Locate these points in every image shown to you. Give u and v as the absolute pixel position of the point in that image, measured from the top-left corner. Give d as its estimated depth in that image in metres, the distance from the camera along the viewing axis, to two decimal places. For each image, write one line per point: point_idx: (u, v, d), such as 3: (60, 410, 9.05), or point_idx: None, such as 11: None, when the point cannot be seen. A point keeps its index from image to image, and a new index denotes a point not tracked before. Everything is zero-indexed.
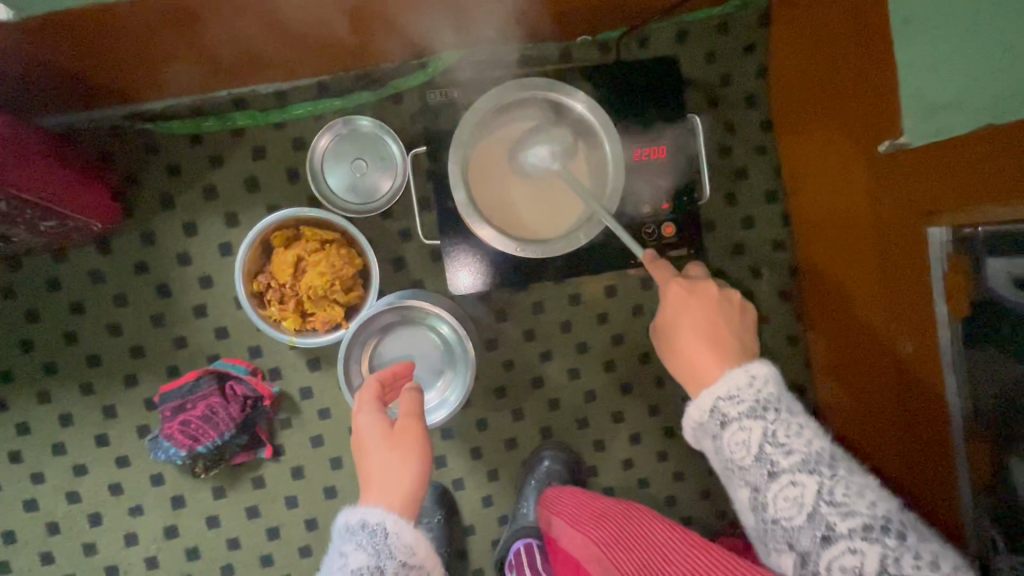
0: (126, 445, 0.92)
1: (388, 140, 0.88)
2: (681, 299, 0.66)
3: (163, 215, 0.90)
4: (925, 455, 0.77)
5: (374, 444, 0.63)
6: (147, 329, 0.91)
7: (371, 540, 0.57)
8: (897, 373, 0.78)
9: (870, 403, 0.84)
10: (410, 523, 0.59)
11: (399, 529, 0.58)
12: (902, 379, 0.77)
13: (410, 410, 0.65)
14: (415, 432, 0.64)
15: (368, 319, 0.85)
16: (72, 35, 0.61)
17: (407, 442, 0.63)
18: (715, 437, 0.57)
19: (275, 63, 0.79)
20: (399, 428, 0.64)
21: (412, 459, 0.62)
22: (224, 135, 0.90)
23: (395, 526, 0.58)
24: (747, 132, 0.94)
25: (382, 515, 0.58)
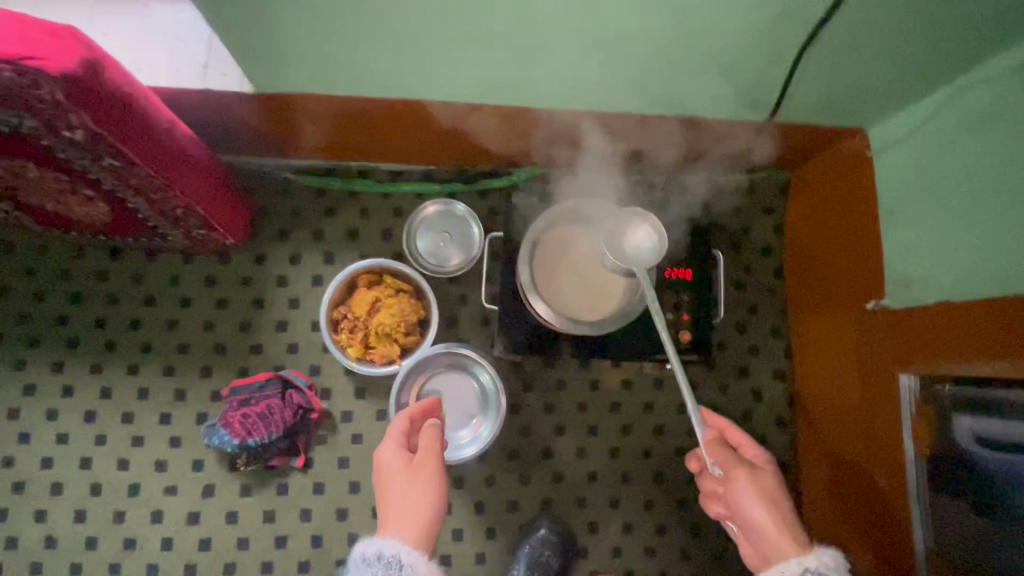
0: (183, 427, 1.04)
1: (471, 222, 1.09)
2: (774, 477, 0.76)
3: (277, 244, 1.11)
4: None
5: (396, 482, 0.74)
6: (234, 331, 1.08)
7: (386, 570, 0.67)
8: (879, 503, 0.87)
9: (854, 529, 0.92)
10: (422, 556, 0.69)
11: (411, 561, 0.67)
12: (883, 508, 0.86)
13: (427, 450, 0.77)
14: (431, 469, 0.75)
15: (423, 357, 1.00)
16: (278, 109, 0.86)
17: (424, 479, 0.74)
18: None
19: (406, 149, 1.03)
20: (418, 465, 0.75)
21: (428, 493, 0.73)
22: (343, 193, 1.13)
23: (409, 558, 0.67)
24: (763, 273, 1.12)
25: (397, 547, 0.68)
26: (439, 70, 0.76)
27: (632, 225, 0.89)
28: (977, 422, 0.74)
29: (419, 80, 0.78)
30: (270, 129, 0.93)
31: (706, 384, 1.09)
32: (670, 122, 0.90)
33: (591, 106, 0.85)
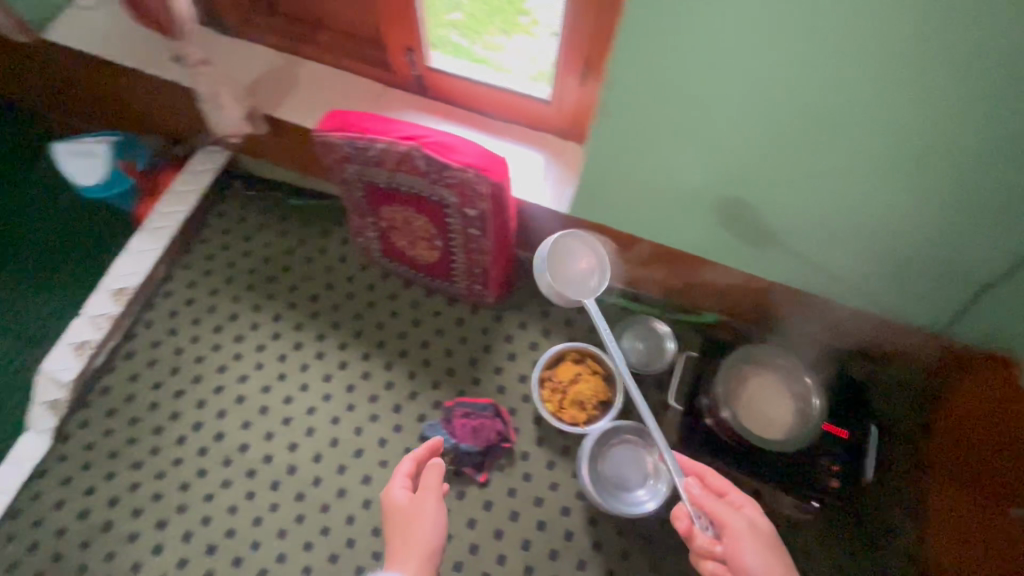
0: (407, 419, 1.37)
1: (668, 341, 1.35)
2: (761, 523, 0.93)
3: (513, 310, 1.48)
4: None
5: (407, 519, 0.99)
6: (464, 363, 1.43)
7: None
8: None
9: None
10: None
11: None
12: None
13: (427, 485, 1.03)
14: (424, 506, 1.00)
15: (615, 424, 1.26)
16: (573, 225, 1.30)
17: (423, 514, 0.99)
18: None
19: (635, 274, 1.40)
20: (417, 499, 1.01)
21: (427, 527, 0.98)
22: (572, 289, 1.49)
23: None
24: (908, 462, 1.26)
25: None
26: (705, 229, 1.15)
27: (569, 256, 1.24)
28: None
29: (680, 226, 1.16)
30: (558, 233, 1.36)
31: (836, 544, 1.21)
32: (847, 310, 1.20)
33: (797, 282, 1.18)
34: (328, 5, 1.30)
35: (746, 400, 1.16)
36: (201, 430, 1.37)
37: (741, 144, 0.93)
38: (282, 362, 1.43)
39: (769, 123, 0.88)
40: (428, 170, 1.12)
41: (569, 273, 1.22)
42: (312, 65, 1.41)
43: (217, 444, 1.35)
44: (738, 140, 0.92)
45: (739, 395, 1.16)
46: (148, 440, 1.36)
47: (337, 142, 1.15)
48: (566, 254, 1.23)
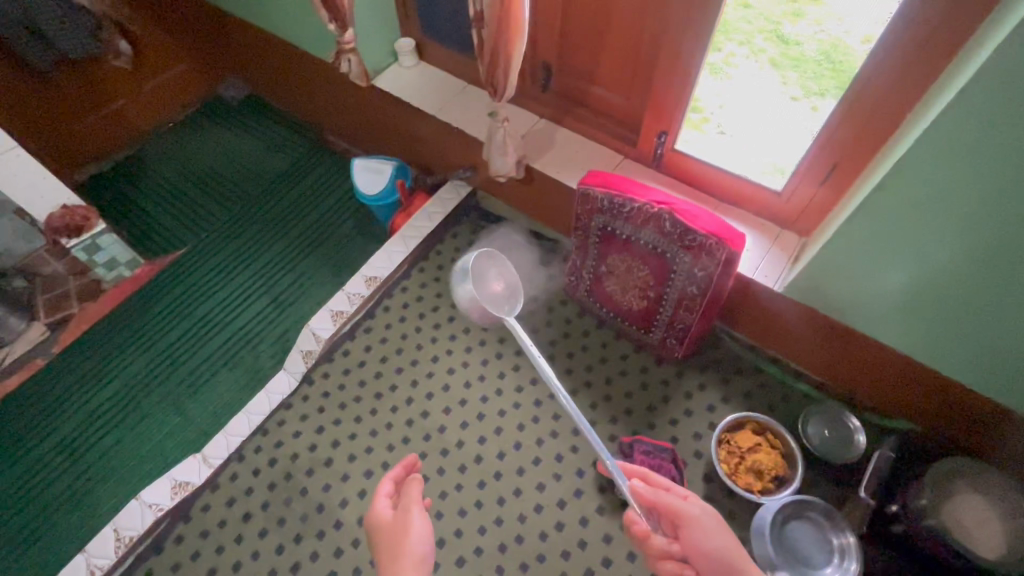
0: (583, 443, 1.51)
1: (854, 436, 1.39)
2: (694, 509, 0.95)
3: (695, 370, 1.59)
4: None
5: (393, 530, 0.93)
6: (642, 407, 1.55)
7: None
8: None
9: None
10: None
11: None
12: None
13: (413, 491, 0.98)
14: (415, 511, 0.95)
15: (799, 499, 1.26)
16: (782, 305, 1.41)
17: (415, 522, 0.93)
18: None
19: (828, 364, 1.46)
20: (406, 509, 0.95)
21: (421, 532, 0.92)
22: (756, 364, 1.57)
23: None
24: None
25: None
26: (930, 336, 1.20)
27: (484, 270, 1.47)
28: None
29: (897, 327, 1.23)
30: (762, 311, 1.48)
31: None
32: None
33: (1023, 409, 1.17)
34: (601, 90, 1.62)
35: (954, 512, 1.15)
36: (410, 405, 1.62)
37: (999, 263, 1.00)
38: (483, 366, 1.66)
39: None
40: (671, 231, 1.33)
41: (485, 290, 1.44)
42: (568, 132, 1.72)
43: (421, 419, 1.59)
44: (994, 258, 1.01)
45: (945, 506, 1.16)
46: (368, 401, 1.64)
47: (597, 194, 1.40)
48: (481, 275, 1.45)
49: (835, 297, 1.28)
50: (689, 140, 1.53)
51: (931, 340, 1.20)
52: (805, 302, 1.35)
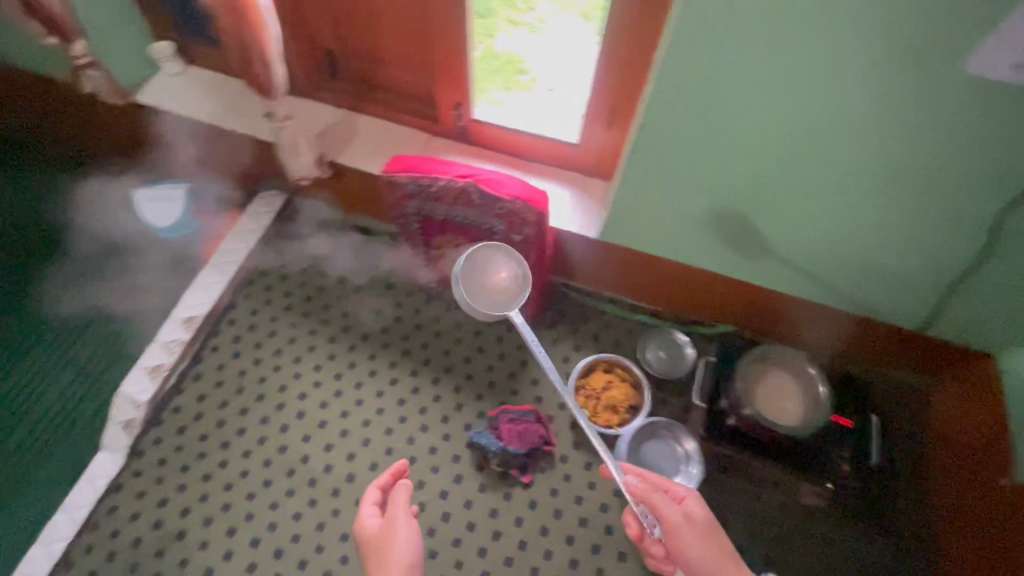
0: (454, 429, 1.50)
1: (683, 349, 1.54)
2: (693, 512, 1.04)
3: (545, 328, 1.65)
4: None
5: (377, 542, 1.02)
6: (503, 377, 1.58)
7: None
8: None
9: None
10: None
11: None
12: None
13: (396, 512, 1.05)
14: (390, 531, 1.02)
15: (646, 424, 1.38)
16: (600, 251, 1.50)
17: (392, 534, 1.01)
18: None
19: (654, 292, 1.58)
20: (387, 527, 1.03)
21: (405, 542, 0.99)
22: (596, 309, 1.67)
23: None
24: (908, 452, 1.42)
25: None
26: (719, 250, 1.34)
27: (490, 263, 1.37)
28: None
29: (697, 249, 1.36)
30: (587, 258, 1.55)
31: (850, 527, 1.34)
32: (844, 317, 1.39)
33: (800, 293, 1.36)
34: (389, 70, 1.54)
35: (764, 395, 1.32)
36: (265, 444, 1.48)
37: (746, 180, 1.12)
38: (338, 380, 1.57)
39: (769, 164, 1.07)
40: (481, 202, 1.32)
41: (488, 282, 1.36)
42: (369, 119, 1.63)
43: (280, 456, 1.47)
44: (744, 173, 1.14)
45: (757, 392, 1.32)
46: (216, 454, 1.47)
47: (402, 181, 1.35)
48: (484, 267, 1.36)
49: (640, 232, 1.38)
50: (511, 100, 1.50)
51: (720, 253, 1.34)
52: (619, 241, 1.44)
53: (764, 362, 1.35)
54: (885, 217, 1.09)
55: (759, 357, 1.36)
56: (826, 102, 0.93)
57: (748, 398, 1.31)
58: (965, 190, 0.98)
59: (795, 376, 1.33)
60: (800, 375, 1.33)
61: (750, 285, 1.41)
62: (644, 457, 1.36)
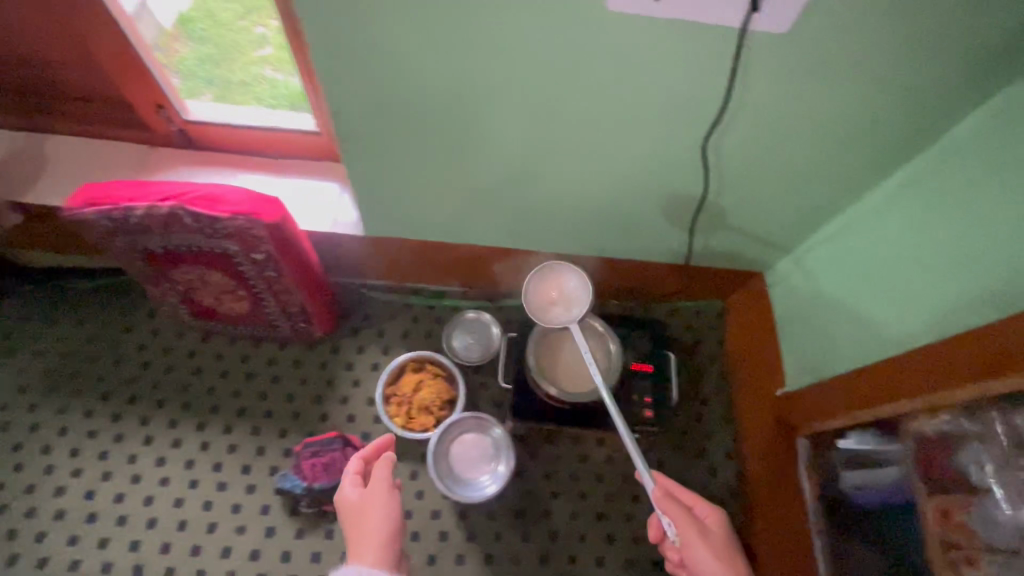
0: (258, 477, 1.32)
1: (492, 327, 1.47)
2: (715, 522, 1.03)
3: (349, 338, 1.50)
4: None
5: (362, 512, 1.00)
6: (309, 403, 1.42)
7: None
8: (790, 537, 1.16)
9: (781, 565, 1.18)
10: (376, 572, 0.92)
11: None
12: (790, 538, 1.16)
13: (383, 483, 1.04)
14: (380, 496, 1.02)
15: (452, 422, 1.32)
16: (373, 245, 1.35)
17: (376, 500, 1.01)
18: None
19: (451, 273, 1.48)
20: (376, 491, 1.03)
21: (378, 511, 1.00)
22: (402, 304, 1.54)
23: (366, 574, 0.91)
24: (714, 373, 1.48)
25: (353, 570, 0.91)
26: (491, 222, 1.24)
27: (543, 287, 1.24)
28: (852, 473, 1.03)
29: (469, 225, 1.26)
30: (368, 256, 1.40)
31: (671, 462, 1.39)
32: (630, 263, 1.38)
33: (582, 250, 1.32)
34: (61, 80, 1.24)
35: (560, 364, 1.27)
36: (24, 561, 1.24)
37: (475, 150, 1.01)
38: (104, 461, 1.32)
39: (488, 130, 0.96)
40: (197, 224, 1.10)
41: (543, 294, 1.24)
42: (64, 143, 1.32)
43: (44, 570, 1.23)
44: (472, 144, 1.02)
45: (552, 363, 1.27)
46: None
47: (90, 217, 1.08)
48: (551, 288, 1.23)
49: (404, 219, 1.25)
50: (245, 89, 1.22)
51: (492, 226, 1.25)
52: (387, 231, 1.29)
53: (554, 330, 1.31)
54: (620, 167, 1.03)
55: (549, 326, 1.31)
56: (508, 59, 0.83)
57: (544, 371, 1.26)
58: (676, 131, 0.94)
59: (586, 335, 1.30)
60: (590, 333, 1.30)
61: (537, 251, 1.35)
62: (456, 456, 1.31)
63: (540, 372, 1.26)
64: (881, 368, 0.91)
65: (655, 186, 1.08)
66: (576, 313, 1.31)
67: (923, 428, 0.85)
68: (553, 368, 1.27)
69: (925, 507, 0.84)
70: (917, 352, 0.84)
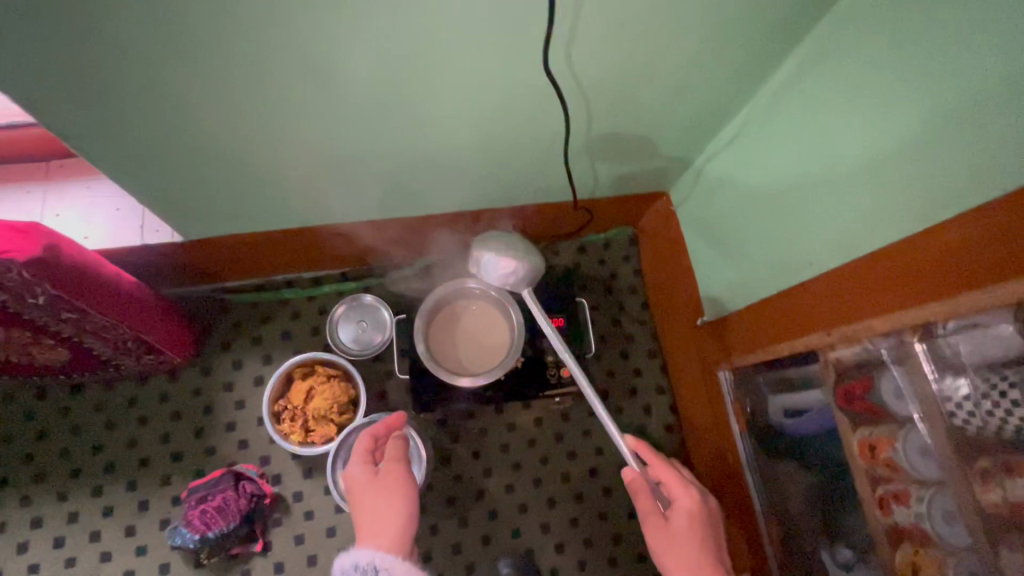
0: (148, 535, 1.16)
1: (381, 308, 1.28)
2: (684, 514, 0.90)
3: (220, 354, 1.29)
4: (742, 544, 1.06)
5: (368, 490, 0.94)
6: (189, 439, 1.23)
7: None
8: (724, 474, 1.10)
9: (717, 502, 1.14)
10: (394, 558, 0.85)
11: (385, 563, 0.84)
12: (724, 475, 1.10)
13: (395, 461, 0.98)
14: (392, 478, 0.96)
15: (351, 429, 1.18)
16: (207, 248, 1.11)
17: (390, 481, 0.95)
18: None
19: (320, 257, 1.25)
20: (384, 474, 0.96)
21: (393, 494, 0.93)
22: (275, 302, 1.32)
23: (384, 562, 0.84)
24: (635, 306, 1.37)
25: (372, 556, 0.84)
26: (337, 197, 1.02)
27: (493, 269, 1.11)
28: (782, 398, 0.97)
29: (312, 203, 1.02)
30: (208, 260, 1.16)
31: (602, 409, 1.30)
32: (519, 207, 1.19)
33: (458, 204, 1.12)
34: None
35: (458, 345, 1.15)
36: None
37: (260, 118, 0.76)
38: None
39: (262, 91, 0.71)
40: None
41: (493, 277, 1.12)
42: None
43: None
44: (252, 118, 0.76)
45: (449, 345, 1.15)
46: None
47: None
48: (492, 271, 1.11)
49: (227, 212, 1.00)
50: None
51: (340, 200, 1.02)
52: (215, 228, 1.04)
53: (444, 307, 1.17)
54: (463, 109, 0.81)
55: (436, 303, 1.16)
56: None
57: (442, 355, 1.14)
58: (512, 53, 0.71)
59: (479, 304, 1.18)
60: (484, 301, 1.18)
61: (407, 214, 1.14)
62: None
63: (437, 358, 1.13)
64: (809, 292, 0.80)
65: (514, 122, 0.87)
66: (464, 282, 1.16)
67: (842, 356, 0.77)
68: (451, 351, 1.14)
69: (850, 441, 0.78)
70: (847, 273, 0.72)
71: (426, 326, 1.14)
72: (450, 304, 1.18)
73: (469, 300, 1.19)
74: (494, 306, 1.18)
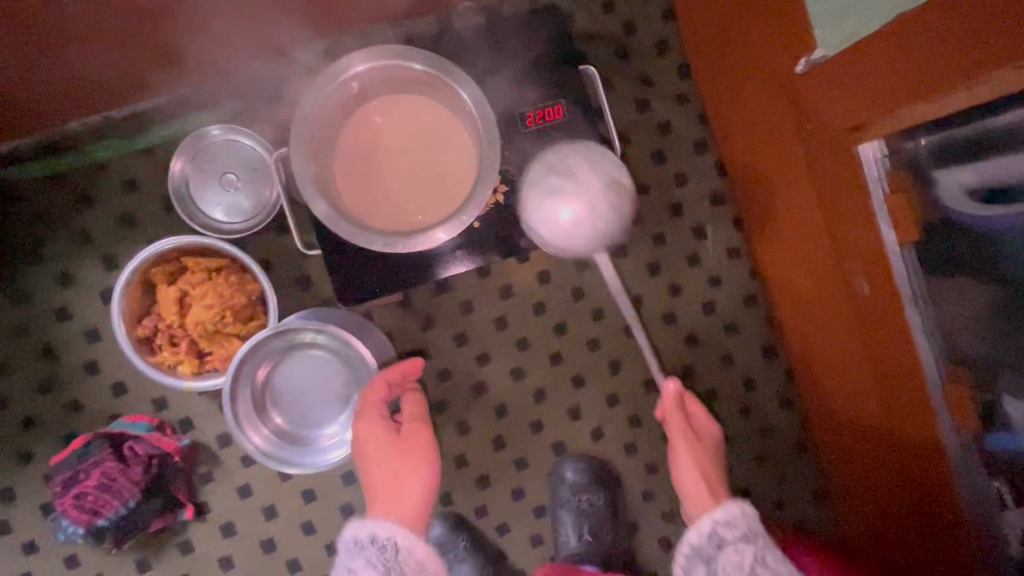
0: (31, 528, 0.82)
1: (243, 141, 0.79)
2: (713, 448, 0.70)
3: (35, 268, 0.81)
4: (884, 411, 0.68)
5: (381, 450, 0.65)
6: (37, 398, 0.82)
7: (381, 556, 0.60)
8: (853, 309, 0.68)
9: (830, 347, 0.75)
10: (419, 540, 0.61)
11: (410, 546, 0.60)
12: (854, 311, 0.68)
13: (414, 416, 0.69)
14: (419, 438, 0.67)
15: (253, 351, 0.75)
16: None
17: (415, 445, 0.66)
18: (710, 561, 0.60)
19: (128, 75, 0.69)
20: (406, 434, 0.67)
21: (419, 463, 0.65)
22: (92, 170, 0.81)
23: (406, 542, 0.60)
24: (668, 75, 0.86)
25: (393, 532, 0.60)
26: None
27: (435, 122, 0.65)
28: (979, 168, 0.55)
29: None
30: None
31: (635, 242, 0.87)
32: None
33: None
34: None
35: (391, 185, 0.67)
36: None
37: None
38: None
39: None
40: None
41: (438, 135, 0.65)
42: None
43: None
44: None
45: (373, 190, 0.67)
46: None
47: None
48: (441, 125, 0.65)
49: None
50: None
51: None
52: None
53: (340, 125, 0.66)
54: None
55: (324, 121, 0.64)
56: None
57: (367, 212, 0.66)
58: None
59: (403, 105, 0.68)
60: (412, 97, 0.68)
61: None
62: (291, 397, 0.80)
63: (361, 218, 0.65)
64: None
65: None
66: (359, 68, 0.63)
67: None
68: (380, 200, 0.67)
69: None
70: None
71: (319, 173, 0.64)
72: (348, 121, 0.68)
73: (375, 100, 0.68)
74: (430, 100, 0.68)
